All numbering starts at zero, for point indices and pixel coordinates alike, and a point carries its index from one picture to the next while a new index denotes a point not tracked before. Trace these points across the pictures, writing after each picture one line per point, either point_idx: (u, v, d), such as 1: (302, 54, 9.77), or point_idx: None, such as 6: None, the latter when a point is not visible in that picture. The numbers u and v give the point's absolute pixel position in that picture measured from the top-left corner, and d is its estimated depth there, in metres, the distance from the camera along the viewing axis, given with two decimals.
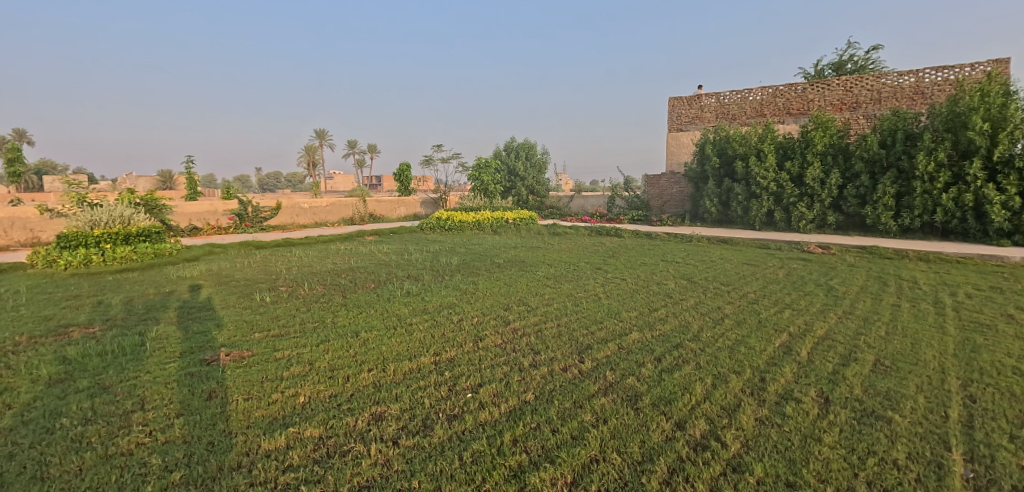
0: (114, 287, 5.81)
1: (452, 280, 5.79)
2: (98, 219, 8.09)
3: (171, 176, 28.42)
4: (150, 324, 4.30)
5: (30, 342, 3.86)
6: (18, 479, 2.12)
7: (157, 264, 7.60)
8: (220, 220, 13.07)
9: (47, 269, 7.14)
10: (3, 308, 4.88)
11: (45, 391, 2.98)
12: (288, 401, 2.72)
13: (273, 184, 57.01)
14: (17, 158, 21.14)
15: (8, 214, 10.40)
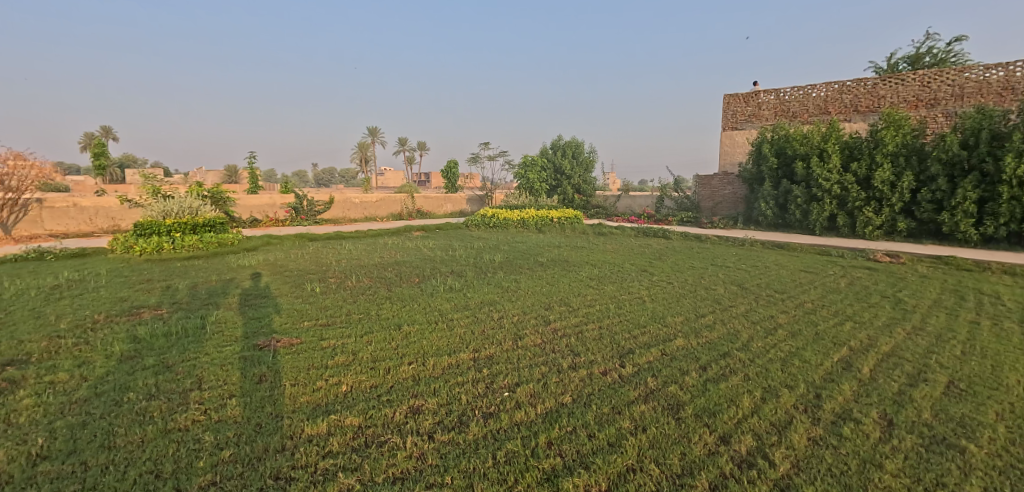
0: (182, 273, 6.26)
1: (494, 277, 5.82)
2: (170, 209, 8.72)
3: (236, 172, 30.37)
4: (211, 309, 4.59)
5: (108, 320, 4.24)
6: (90, 446, 2.32)
7: (220, 252, 8.12)
8: (277, 213, 13.81)
9: (126, 254, 7.80)
10: (86, 289, 5.37)
11: (118, 366, 3.25)
12: (332, 389, 2.81)
13: (328, 180, 59.51)
14: (104, 152, 23.28)
15: (94, 204, 11.49)
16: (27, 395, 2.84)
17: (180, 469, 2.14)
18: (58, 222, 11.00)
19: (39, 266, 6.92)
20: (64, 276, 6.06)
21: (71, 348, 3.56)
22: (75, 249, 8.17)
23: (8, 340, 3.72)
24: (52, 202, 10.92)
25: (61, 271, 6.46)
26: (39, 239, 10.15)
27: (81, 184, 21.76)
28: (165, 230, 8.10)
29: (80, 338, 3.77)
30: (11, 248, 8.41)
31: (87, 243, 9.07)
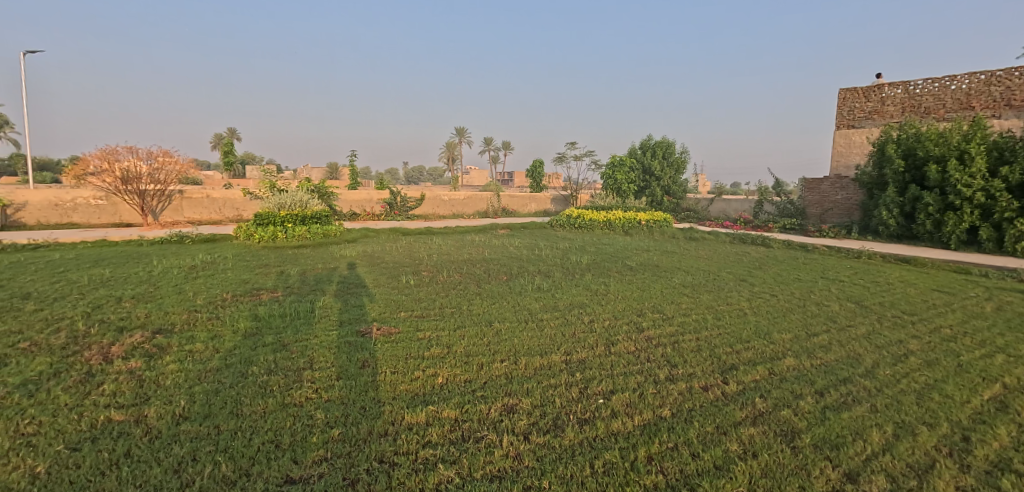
0: (293, 260, 6.90)
1: (582, 279, 5.71)
2: (284, 202, 9.60)
3: (337, 169, 33.00)
4: (318, 295, 4.97)
5: (234, 299, 4.76)
6: (222, 412, 2.59)
7: (324, 243, 8.82)
8: (374, 208, 14.79)
9: (247, 241, 8.76)
10: (217, 270, 6.10)
11: (243, 341, 3.62)
12: (428, 380, 2.91)
13: (417, 178, 62.76)
14: (231, 151, 26.44)
15: (224, 196, 13.09)
16: (173, 361, 3.25)
17: (296, 442, 2.31)
18: (194, 211, 12.64)
19: (180, 248, 7.99)
20: (199, 258, 6.92)
21: (206, 322, 4.04)
22: (207, 235, 9.32)
23: (158, 312, 4.30)
24: (190, 193, 12.58)
25: (197, 254, 7.39)
26: (180, 225, 11.73)
27: (213, 179, 24.89)
28: (278, 220, 8.90)
29: (212, 313, 4.27)
30: (159, 233, 9.78)
31: (217, 230, 10.32)
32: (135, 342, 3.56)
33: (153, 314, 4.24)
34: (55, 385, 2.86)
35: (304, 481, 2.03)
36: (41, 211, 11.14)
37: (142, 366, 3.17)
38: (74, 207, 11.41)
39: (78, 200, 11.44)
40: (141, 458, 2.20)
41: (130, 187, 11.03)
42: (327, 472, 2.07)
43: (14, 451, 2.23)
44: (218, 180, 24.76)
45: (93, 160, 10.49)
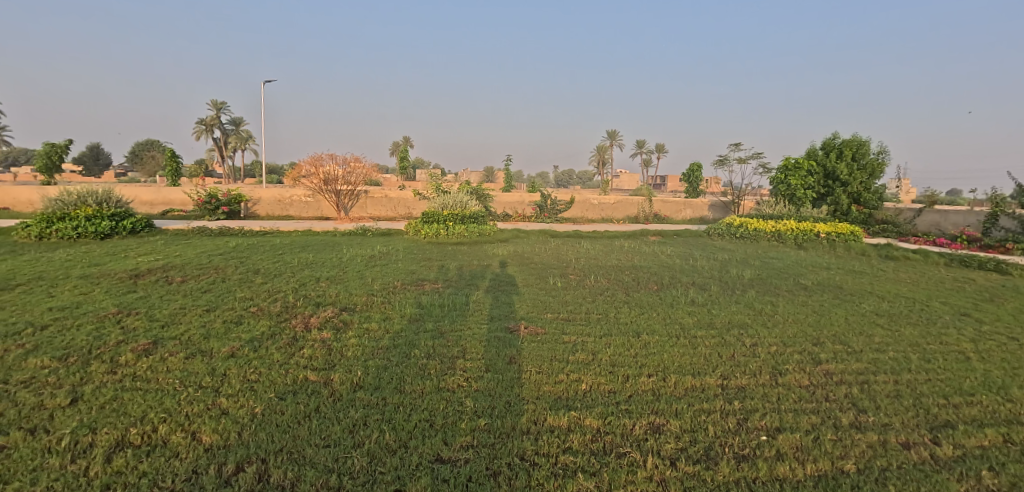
0: (453, 255, 7.60)
1: (742, 295, 5.13)
2: (447, 203, 10.69)
3: (493, 172, 35.40)
4: (471, 289, 5.35)
5: (404, 287, 5.41)
6: (389, 386, 2.93)
7: (480, 241, 9.52)
8: (525, 209, 15.55)
9: (415, 235, 9.94)
10: (392, 260, 7.02)
11: (408, 325, 4.08)
12: (571, 385, 2.91)
13: (565, 181, 63.86)
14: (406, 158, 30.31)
15: (399, 196, 14.91)
16: (354, 336, 3.81)
17: (447, 424, 2.50)
18: (375, 208, 14.70)
19: (363, 240, 9.39)
20: (377, 249, 8.05)
21: (380, 305, 4.65)
22: (384, 229, 10.79)
23: (345, 292, 5.11)
24: (373, 193, 14.67)
25: (376, 245, 8.60)
26: (363, 220, 13.76)
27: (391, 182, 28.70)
28: (443, 219, 9.96)
29: (386, 298, 4.91)
30: (349, 226, 11.66)
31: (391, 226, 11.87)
32: (328, 316, 4.28)
33: (341, 294, 5.05)
34: (272, 344, 3.58)
35: (453, 462, 2.19)
36: (270, 205, 14.17)
37: (331, 337, 3.78)
38: (292, 202, 14.24)
39: (294, 197, 14.24)
40: (327, 415, 2.61)
41: (330, 187, 13.36)
42: (473, 458, 2.19)
43: (243, 393, 2.84)
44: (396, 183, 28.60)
45: (306, 166, 13.08)
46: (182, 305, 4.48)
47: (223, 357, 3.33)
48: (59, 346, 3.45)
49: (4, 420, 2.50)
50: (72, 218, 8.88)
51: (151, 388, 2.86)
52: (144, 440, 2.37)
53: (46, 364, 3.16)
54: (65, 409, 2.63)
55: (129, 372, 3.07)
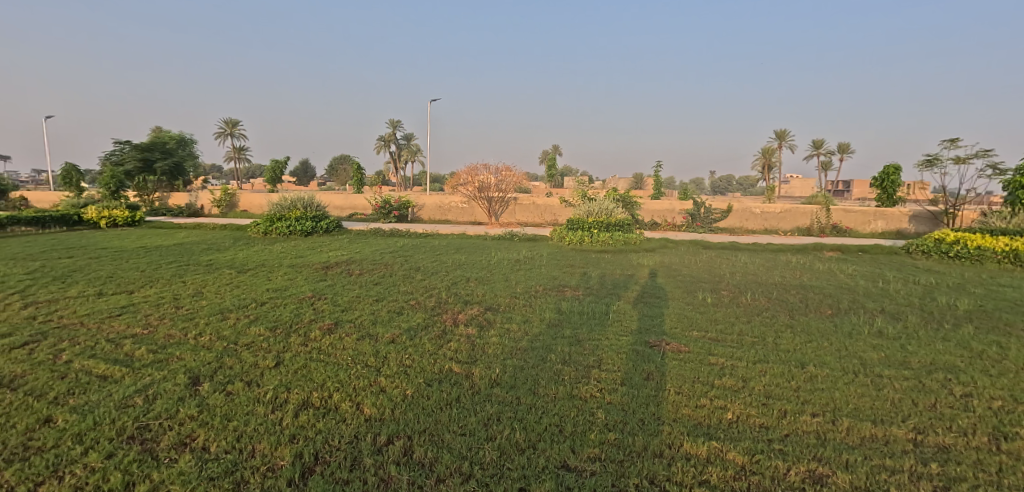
0: (596, 263, 7.56)
1: (957, 331, 4.07)
2: (592, 210, 10.64)
3: (641, 178, 34.22)
4: (612, 299, 5.25)
5: (545, 291, 5.57)
6: (523, 386, 3.05)
7: (624, 249, 9.29)
8: (675, 218, 14.74)
9: (560, 242, 10.17)
10: (535, 265, 7.28)
11: (547, 329, 4.18)
12: (714, 412, 2.66)
13: (723, 187, 58.56)
14: (554, 166, 31.33)
15: (547, 203, 15.37)
16: (495, 334, 4.05)
17: (576, 433, 2.49)
18: (523, 214, 15.41)
19: (510, 244, 9.92)
20: (522, 253, 8.42)
21: (522, 308, 4.86)
22: (530, 235, 11.25)
23: (491, 293, 5.46)
24: (522, 200, 15.39)
25: (521, 250, 8.99)
26: (512, 226, 14.52)
27: (539, 189, 29.74)
28: (588, 227, 10.00)
29: (527, 301, 5.12)
30: (499, 231, 12.46)
31: (537, 232, 12.31)
32: (474, 314, 4.63)
33: (487, 294, 5.41)
34: (426, 335, 4.01)
35: (578, 471, 2.17)
36: (432, 210, 15.88)
37: (475, 333, 4.07)
38: (450, 208, 15.74)
39: (452, 203, 15.71)
40: (465, 405, 2.82)
41: (483, 194, 14.42)
42: (599, 472, 2.15)
43: (398, 375, 3.23)
44: (542, 190, 29.72)
45: (463, 175, 14.34)
46: (359, 294, 5.29)
47: (386, 341, 3.84)
48: (272, 320, 4.38)
49: (234, 372, 3.28)
50: (288, 218, 11.18)
51: (332, 361, 3.44)
52: (323, 403, 2.86)
53: (263, 333, 4.04)
54: (272, 369, 3.33)
55: (316, 345, 3.75)
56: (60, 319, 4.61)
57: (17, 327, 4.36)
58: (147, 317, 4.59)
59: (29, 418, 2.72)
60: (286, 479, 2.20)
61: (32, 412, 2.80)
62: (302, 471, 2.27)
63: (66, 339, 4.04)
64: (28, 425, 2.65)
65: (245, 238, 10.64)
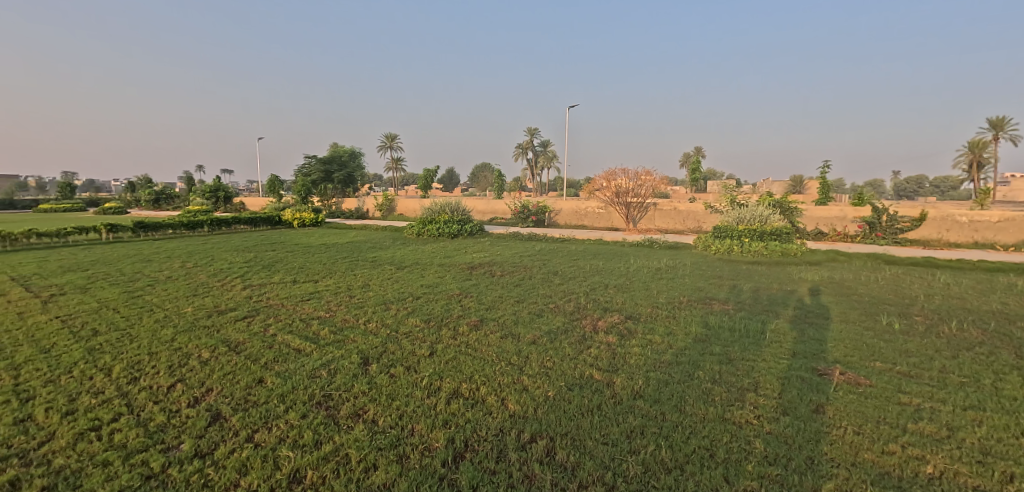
0: (747, 275, 6.85)
1: None
2: (744, 216, 9.89)
3: (801, 181, 30.18)
4: (769, 316, 4.69)
5: (689, 303, 5.21)
6: (669, 402, 2.87)
7: (782, 260, 8.26)
8: (847, 227, 12.70)
9: (704, 251, 9.50)
10: (677, 274, 6.86)
11: (692, 344, 3.90)
12: (910, 463, 2.20)
13: (912, 191, 48.59)
14: (697, 169, 29.40)
15: (688, 209, 13.94)
16: (637, 344, 3.90)
17: (730, 460, 2.27)
18: (664, 220, 14.39)
19: (650, 252, 9.53)
20: (663, 262, 8.02)
21: (664, 319, 4.61)
22: (671, 242, 10.71)
23: (631, 302, 5.29)
24: (662, 205, 14.40)
25: (663, 258, 8.58)
26: (650, 232, 13.82)
27: (679, 194, 28.04)
28: (737, 235, 9.25)
29: (669, 312, 4.84)
30: (637, 237, 12.11)
31: (678, 239, 11.63)
32: (614, 322, 4.52)
33: (627, 303, 5.25)
34: (565, 339, 4.05)
35: None
36: (569, 216, 16.06)
37: (616, 342, 3.97)
38: (586, 213, 15.71)
39: (589, 209, 15.66)
40: (606, 414, 2.76)
41: (620, 199, 14.14)
42: None
43: (540, 375, 3.31)
44: (682, 194, 28.09)
45: (600, 181, 14.31)
46: (502, 295, 5.57)
47: (528, 342, 3.96)
48: (426, 313, 4.83)
49: (395, 357, 3.68)
50: (437, 221, 12.32)
51: (478, 356, 3.66)
52: (471, 394, 3.06)
53: (419, 324, 4.49)
54: (427, 357, 3.66)
55: (464, 340, 4.03)
56: (268, 299, 5.71)
57: (240, 304, 5.51)
58: (329, 303, 5.44)
59: (248, 377, 3.40)
60: (440, 460, 2.39)
61: (250, 372, 3.50)
62: (453, 455, 2.44)
63: (272, 316, 4.98)
64: (248, 382, 3.31)
65: (401, 238, 11.99)
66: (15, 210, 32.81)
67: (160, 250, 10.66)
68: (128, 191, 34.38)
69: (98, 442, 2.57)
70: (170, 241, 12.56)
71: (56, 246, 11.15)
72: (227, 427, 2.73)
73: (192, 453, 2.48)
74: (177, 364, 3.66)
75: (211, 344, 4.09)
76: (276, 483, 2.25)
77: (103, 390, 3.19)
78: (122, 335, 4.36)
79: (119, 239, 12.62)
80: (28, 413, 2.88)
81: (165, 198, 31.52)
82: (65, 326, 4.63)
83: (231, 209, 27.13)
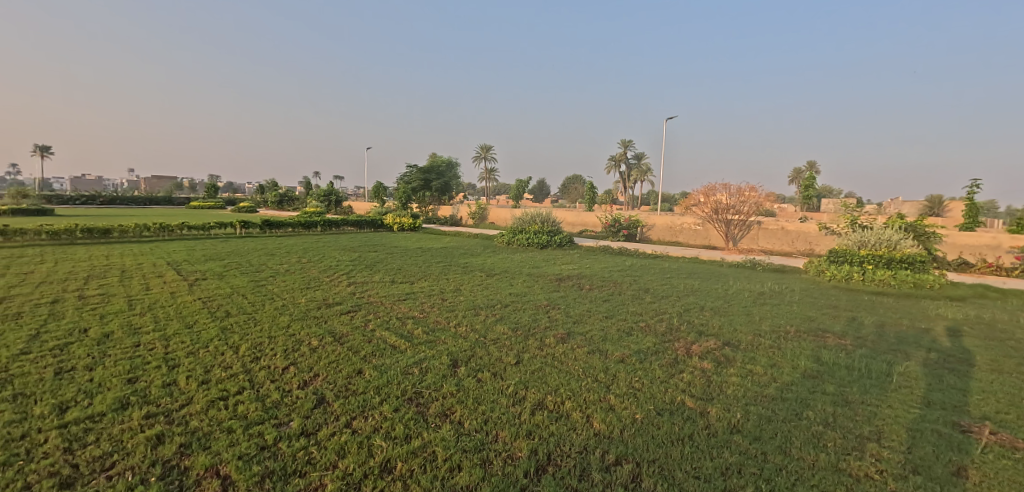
0: (869, 307, 6.04)
1: None
2: (866, 240, 8.83)
3: (941, 201, 26.07)
4: (897, 357, 4.09)
5: (797, 334, 4.72)
6: (771, 441, 2.62)
7: (914, 293, 7.17)
8: (1002, 258, 10.70)
9: (817, 277, 8.58)
10: (784, 301, 6.26)
11: (801, 380, 3.52)
12: None
13: None
14: (810, 186, 26.72)
15: (798, 229, 12.72)
16: (735, 374, 3.61)
17: None
18: (768, 240, 13.30)
19: (752, 274, 8.82)
20: (767, 286, 7.37)
21: (768, 349, 4.22)
22: (776, 264, 9.82)
23: (729, 326, 4.92)
24: (767, 224, 13.32)
25: (767, 281, 7.89)
26: (753, 253, 12.79)
27: (787, 213, 25.66)
28: (857, 260, 8.24)
29: (774, 342, 4.41)
30: (736, 257, 11.28)
31: (785, 261, 10.63)
32: (709, 348, 4.23)
33: (725, 327, 4.90)
34: (656, 360, 3.87)
35: None
36: (662, 231, 15.44)
37: (711, 369, 3.72)
38: (681, 229, 14.98)
39: (684, 225, 14.91)
40: (699, 446, 2.59)
41: (719, 216, 13.29)
42: None
43: (627, 396, 3.19)
44: (791, 213, 25.68)
45: (698, 196, 13.60)
46: (589, 309, 5.48)
47: (615, 360, 3.85)
48: (513, 321, 4.91)
49: (483, 362, 3.77)
50: (527, 231, 12.52)
51: (564, 369, 3.63)
52: (555, 407, 3.04)
53: (507, 332, 4.57)
54: (513, 366, 3.71)
55: (550, 352, 4.02)
56: (369, 296, 6.18)
57: (345, 299, 6.04)
58: (422, 304, 5.75)
59: (349, 367, 3.70)
60: (522, 470, 2.40)
61: (351, 363, 3.80)
62: (536, 467, 2.44)
63: (371, 312, 5.38)
64: (349, 372, 3.60)
65: (490, 246, 12.36)
66: (175, 206, 39.04)
67: (281, 245, 12.02)
68: (259, 193, 39.37)
69: (225, 411, 2.94)
70: (290, 238, 14.13)
71: (202, 238, 13.08)
72: (329, 412, 2.98)
73: (299, 431, 2.74)
74: (290, 349, 4.09)
75: (319, 333, 4.53)
76: (369, 470, 2.41)
77: (231, 366, 3.66)
78: (248, 318, 4.99)
79: (250, 233, 14.47)
80: (174, 378, 3.38)
81: (287, 198, 35.50)
82: (205, 307, 5.39)
83: (341, 210, 29.85)
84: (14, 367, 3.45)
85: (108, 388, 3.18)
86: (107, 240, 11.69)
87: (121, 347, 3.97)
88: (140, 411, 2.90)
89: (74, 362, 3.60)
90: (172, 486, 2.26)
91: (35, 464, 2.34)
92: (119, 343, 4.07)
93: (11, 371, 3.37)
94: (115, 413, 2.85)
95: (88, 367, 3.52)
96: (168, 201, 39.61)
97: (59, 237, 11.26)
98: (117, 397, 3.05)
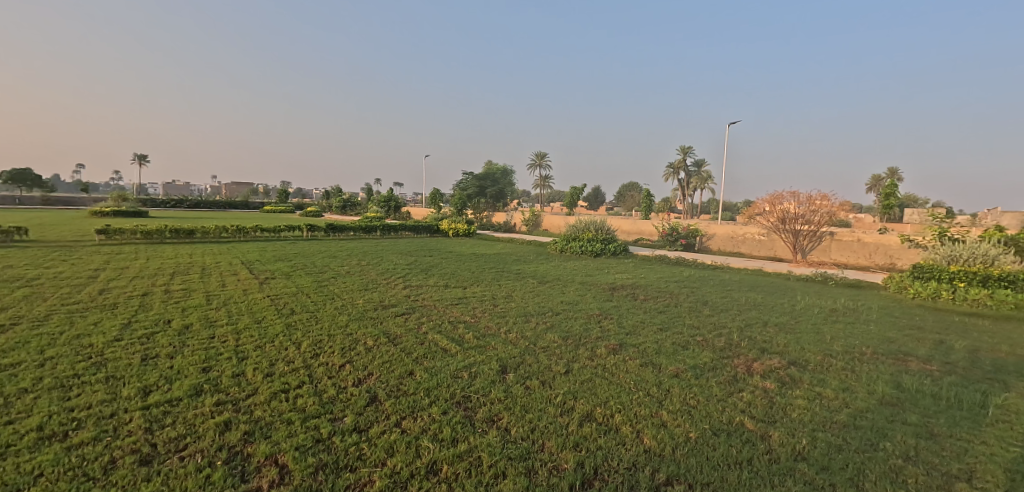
0: (961, 330, 5.41)
1: None
2: (958, 255, 8.00)
3: None
4: (995, 387, 3.61)
5: (875, 356, 4.30)
6: (841, 473, 2.39)
7: (1016, 314, 6.35)
8: None
9: (898, 294, 7.82)
10: (860, 319, 5.74)
11: (878, 407, 3.19)
12: None
13: None
14: (892, 194, 24.77)
15: (877, 240, 11.70)
16: (802, 396, 3.34)
17: None
18: (841, 253, 12.32)
19: (824, 289, 8.17)
20: (840, 302, 6.80)
21: (840, 371, 3.87)
22: (850, 279, 9.07)
23: (796, 345, 4.58)
24: (841, 235, 12.31)
25: (840, 298, 7.27)
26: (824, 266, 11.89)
27: (864, 223, 23.83)
28: (947, 277, 7.44)
29: (848, 364, 4.04)
30: (805, 270, 10.53)
31: (860, 276, 9.83)
32: (773, 366, 3.95)
33: (791, 345, 4.55)
34: (714, 377, 3.67)
35: None
36: (723, 241, 14.72)
37: (775, 389, 3.46)
38: (744, 239, 14.21)
39: (747, 235, 14.13)
40: (759, 472, 2.41)
41: (787, 226, 12.47)
42: None
43: (681, 413, 3.04)
44: (866, 224, 23.93)
45: (763, 204, 12.85)
46: (643, 320, 5.31)
47: (669, 374, 3.69)
48: (564, 330, 4.85)
49: (532, 370, 3.74)
50: (580, 239, 12.39)
51: (615, 381, 3.53)
52: (605, 420, 2.95)
53: (557, 340, 4.51)
54: (562, 375, 3.66)
55: (601, 362, 3.92)
56: (422, 299, 6.34)
57: (400, 301, 6.23)
58: (474, 309, 5.81)
59: (402, 368, 3.79)
60: (568, 482, 2.34)
61: (404, 364, 3.89)
62: (582, 480, 2.37)
63: (424, 315, 5.50)
64: (401, 373, 3.70)
65: (543, 253, 12.36)
66: (252, 209, 42.40)
67: (343, 248, 12.69)
68: (325, 198, 41.84)
69: (286, 403, 3.11)
70: (351, 241, 14.81)
71: (273, 240, 14.04)
72: (381, 410, 3.07)
73: (352, 427, 2.84)
74: (347, 347, 4.26)
75: (375, 334, 4.69)
76: (415, 470, 2.45)
77: (293, 361, 3.86)
78: (310, 316, 5.27)
79: (315, 236, 15.31)
80: (242, 369, 3.62)
81: (350, 203, 37.54)
82: (272, 304, 5.75)
83: (399, 215, 30.96)
84: (109, 352, 3.85)
85: (185, 375, 3.46)
86: (191, 239, 12.85)
87: (199, 338, 4.31)
88: (212, 398, 3.12)
89: (158, 350, 3.96)
90: (235, 470, 2.41)
91: (121, 440, 2.58)
92: (197, 334, 4.42)
93: (106, 356, 3.75)
94: (191, 399, 3.09)
95: (169, 355, 3.86)
96: (246, 205, 42.93)
97: (152, 237, 12.48)
98: (192, 384, 3.31)
